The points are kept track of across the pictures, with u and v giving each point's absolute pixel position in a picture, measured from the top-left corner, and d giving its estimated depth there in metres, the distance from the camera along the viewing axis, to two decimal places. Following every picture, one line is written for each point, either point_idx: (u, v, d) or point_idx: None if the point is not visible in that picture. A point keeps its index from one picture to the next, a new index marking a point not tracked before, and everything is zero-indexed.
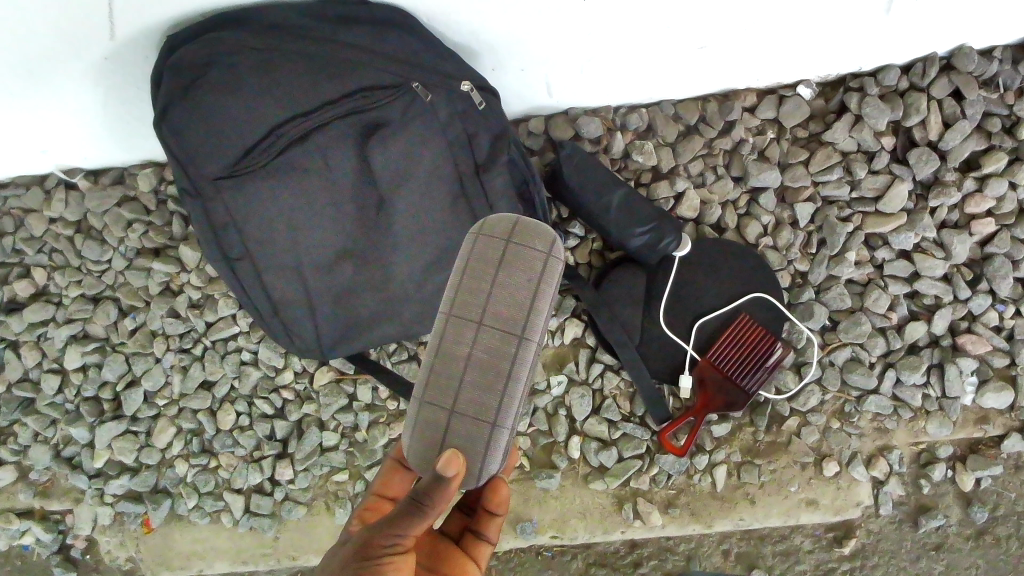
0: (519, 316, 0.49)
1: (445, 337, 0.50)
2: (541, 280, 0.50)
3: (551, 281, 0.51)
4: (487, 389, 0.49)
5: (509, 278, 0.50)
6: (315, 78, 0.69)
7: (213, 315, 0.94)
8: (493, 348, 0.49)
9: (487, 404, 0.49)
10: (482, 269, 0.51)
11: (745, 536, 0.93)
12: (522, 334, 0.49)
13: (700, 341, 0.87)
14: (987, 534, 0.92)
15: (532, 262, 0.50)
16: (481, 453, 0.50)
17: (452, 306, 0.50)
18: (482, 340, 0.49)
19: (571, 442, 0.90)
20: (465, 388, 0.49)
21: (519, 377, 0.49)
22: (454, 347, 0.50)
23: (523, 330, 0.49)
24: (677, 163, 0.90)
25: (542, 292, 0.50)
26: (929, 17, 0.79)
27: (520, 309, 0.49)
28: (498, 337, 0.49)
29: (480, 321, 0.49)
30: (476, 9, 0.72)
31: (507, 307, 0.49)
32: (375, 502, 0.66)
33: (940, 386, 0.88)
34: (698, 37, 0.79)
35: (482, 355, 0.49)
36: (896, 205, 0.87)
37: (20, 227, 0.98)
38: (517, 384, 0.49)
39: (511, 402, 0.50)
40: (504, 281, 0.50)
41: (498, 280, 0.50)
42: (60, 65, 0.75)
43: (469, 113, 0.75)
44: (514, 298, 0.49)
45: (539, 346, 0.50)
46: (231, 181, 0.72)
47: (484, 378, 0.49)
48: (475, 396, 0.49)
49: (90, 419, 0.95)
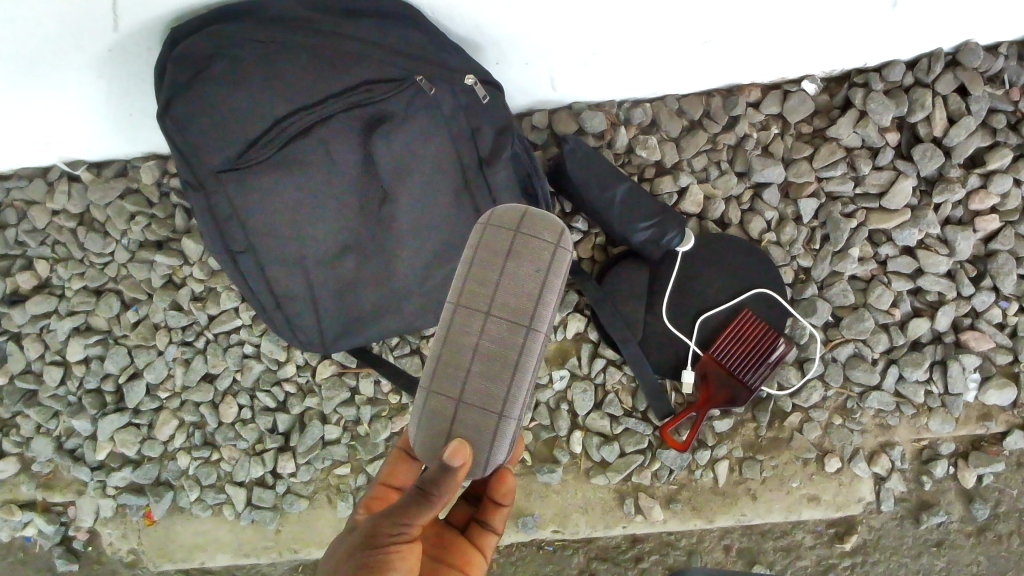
0: (527, 306, 0.49)
1: (453, 327, 0.50)
2: (549, 270, 0.50)
3: (559, 273, 0.51)
4: (494, 379, 0.49)
5: (517, 268, 0.50)
6: (320, 71, 0.69)
7: (216, 308, 0.94)
8: (501, 338, 0.49)
9: (495, 394, 0.49)
10: (490, 259, 0.51)
11: (746, 532, 0.93)
12: (530, 324, 0.49)
13: (703, 336, 0.87)
14: (989, 531, 0.92)
15: (540, 252, 0.51)
16: (488, 442, 0.50)
17: (460, 296, 0.50)
18: (489, 329, 0.49)
19: (573, 437, 0.90)
20: (472, 378, 0.49)
21: (527, 368, 0.49)
22: (463, 337, 0.50)
23: (531, 320, 0.49)
24: (681, 158, 0.90)
25: (550, 283, 0.50)
26: (935, 13, 0.79)
27: (528, 299, 0.49)
28: (506, 327, 0.49)
29: (488, 311, 0.49)
30: (481, 3, 0.72)
31: (515, 297, 0.49)
32: (381, 492, 0.65)
33: (942, 382, 0.88)
34: (704, 32, 0.79)
35: (489, 345, 0.49)
36: (900, 200, 0.87)
37: (23, 219, 0.98)
38: (525, 375, 0.49)
39: (519, 393, 0.50)
40: (512, 271, 0.50)
41: (506, 270, 0.50)
42: (64, 57, 0.75)
43: (473, 106, 0.74)
44: (522, 288, 0.50)
45: (547, 338, 0.50)
46: (236, 174, 0.71)
47: (491, 368, 0.49)
48: (482, 385, 0.49)
49: (92, 411, 0.95)
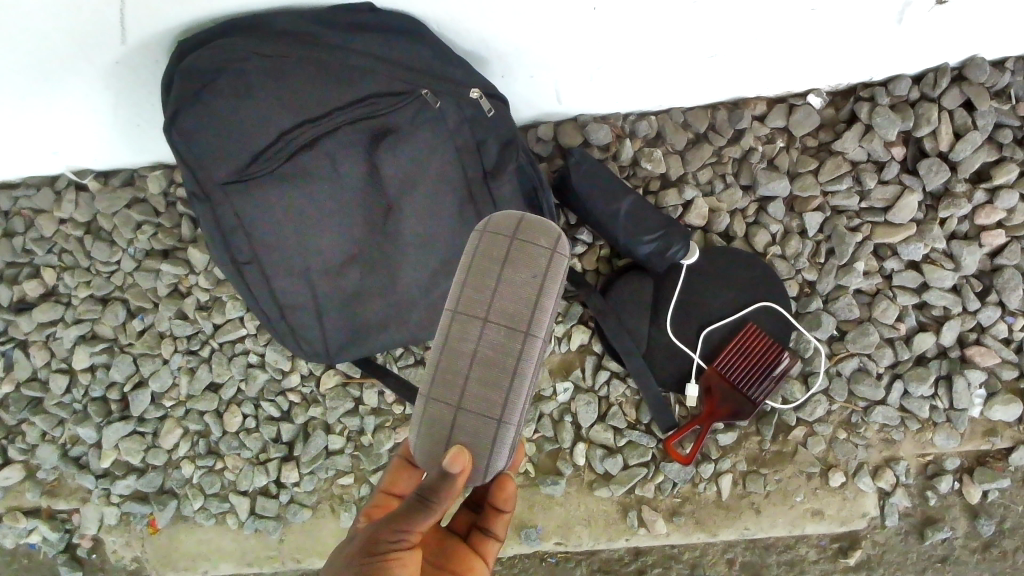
0: (525, 312, 0.49)
1: (451, 333, 0.50)
2: (547, 275, 0.50)
3: (556, 278, 0.51)
4: (493, 385, 0.49)
5: (514, 274, 0.50)
6: (325, 85, 0.69)
7: (221, 317, 0.95)
8: (499, 344, 0.49)
9: (494, 400, 0.49)
10: (489, 265, 0.51)
11: (749, 545, 0.93)
12: (528, 330, 0.49)
13: (708, 348, 0.86)
14: (994, 547, 0.91)
15: (537, 257, 0.50)
16: (488, 449, 0.50)
17: (458, 302, 0.50)
18: (487, 335, 0.49)
19: (576, 448, 0.90)
20: (471, 384, 0.49)
21: (525, 374, 0.49)
22: (461, 343, 0.50)
23: (528, 325, 0.49)
24: (686, 171, 0.90)
25: (547, 288, 0.50)
26: (942, 28, 0.79)
27: (526, 305, 0.49)
28: (503, 332, 0.49)
29: (486, 317, 0.49)
30: (487, 17, 0.72)
31: (513, 303, 0.49)
32: (382, 499, 0.65)
33: (948, 398, 0.88)
34: (709, 46, 0.79)
35: (487, 351, 0.49)
36: (906, 214, 0.87)
37: (31, 228, 0.98)
38: (523, 380, 0.49)
39: (518, 399, 0.50)
40: (509, 277, 0.50)
41: (503, 276, 0.50)
42: (72, 68, 0.76)
43: (478, 118, 0.75)
44: (520, 294, 0.49)
45: (546, 342, 0.50)
46: (242, 185, 0.72)
47: (490, 374, 0.49)
48: (480, 391, 0.49)
49: (97, 419, 0.96)
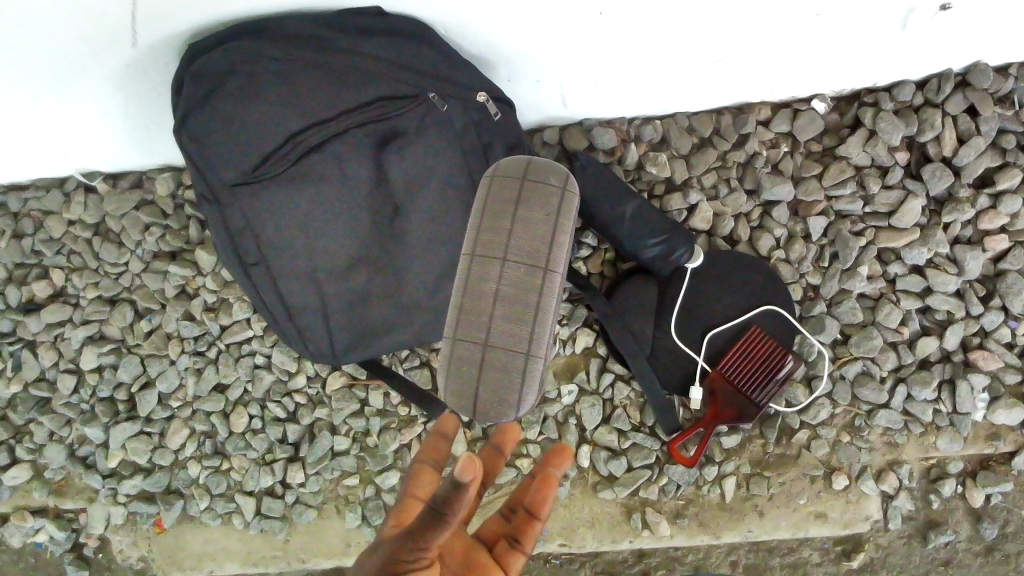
0: (542, 247, 0.46)
1: (469, 273, 0.46)
2: (560, 214, 0.47)
3: (568, 217, 0.48)
4: (520, 320, 0.45)
5: (527, 210, 0.47)
6: (333, 89, 0.70)
7: (227, 318, 0.95)
8: (519, 280, 0.45)
9: (521, 334, 0.44)
10: (498, 209, 0.47)
11: (753, 548, 0.93)
12: (547, 265, 0.46)
13: (711, 352, 0.87)
14: (997, 551, 0.91)
15: (550, 195, 0.47)
16: (518, 385, 0.45)
17: (474, 243, 0.46)
18: (509, 272, 0.45)
19: (581, 450, 0.90)
20: (497, 321, 0.44)
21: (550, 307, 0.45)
22: (481, 281, 0.45)
23: (547, 261, 0.46)
24: (690, 175, 0.91)
25: (562, 225, 0.47)
26: (946, 34, 0.79)
27: (542, 241, 0.46)
28: (524, 269, 0.45)
29: (505, 253, 0.45)
30: (494, 21, 0.73)
31: (529, 239, 0.46)
32: (406, 504, 0.54)
33: (951, 402, 0.88)
34: (714, 51, 0.80)
35: (509, 288, 0.45)
36: (910, 219, 0.87)
37: (39, 229, 0.99)
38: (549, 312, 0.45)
39: (545, 329, 0.45)
40: (523, 215, 0.46)
41: (516, 214, 0.46)
42: (83, 72, 0.77)
43: (484, 122, 0.76)
44: (536, 231, 0.46)
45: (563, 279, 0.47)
46: (249, 187, 0.72)
47: (515, 308, 0.44)
48: (506, 329, 0.44)
49: (104, 419, 0.96)
